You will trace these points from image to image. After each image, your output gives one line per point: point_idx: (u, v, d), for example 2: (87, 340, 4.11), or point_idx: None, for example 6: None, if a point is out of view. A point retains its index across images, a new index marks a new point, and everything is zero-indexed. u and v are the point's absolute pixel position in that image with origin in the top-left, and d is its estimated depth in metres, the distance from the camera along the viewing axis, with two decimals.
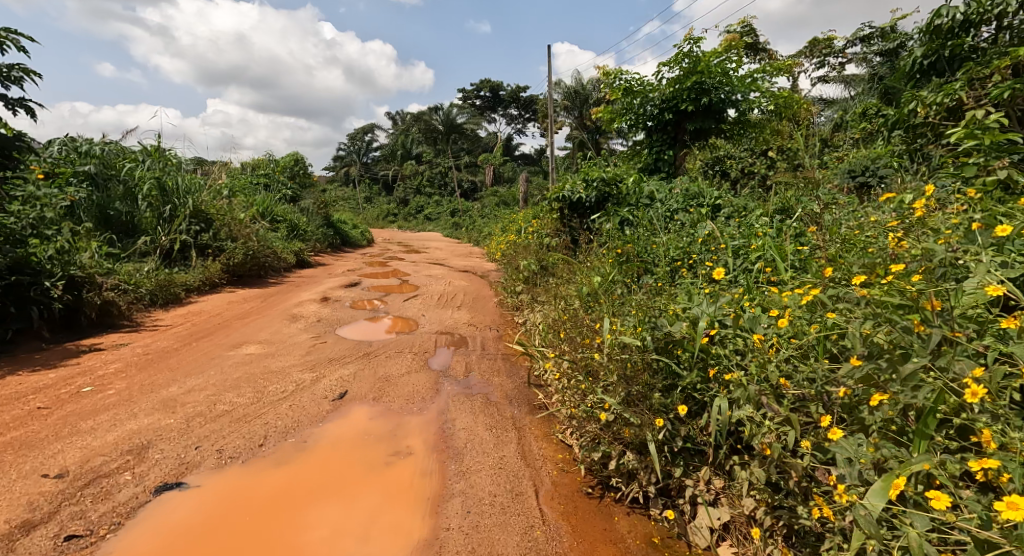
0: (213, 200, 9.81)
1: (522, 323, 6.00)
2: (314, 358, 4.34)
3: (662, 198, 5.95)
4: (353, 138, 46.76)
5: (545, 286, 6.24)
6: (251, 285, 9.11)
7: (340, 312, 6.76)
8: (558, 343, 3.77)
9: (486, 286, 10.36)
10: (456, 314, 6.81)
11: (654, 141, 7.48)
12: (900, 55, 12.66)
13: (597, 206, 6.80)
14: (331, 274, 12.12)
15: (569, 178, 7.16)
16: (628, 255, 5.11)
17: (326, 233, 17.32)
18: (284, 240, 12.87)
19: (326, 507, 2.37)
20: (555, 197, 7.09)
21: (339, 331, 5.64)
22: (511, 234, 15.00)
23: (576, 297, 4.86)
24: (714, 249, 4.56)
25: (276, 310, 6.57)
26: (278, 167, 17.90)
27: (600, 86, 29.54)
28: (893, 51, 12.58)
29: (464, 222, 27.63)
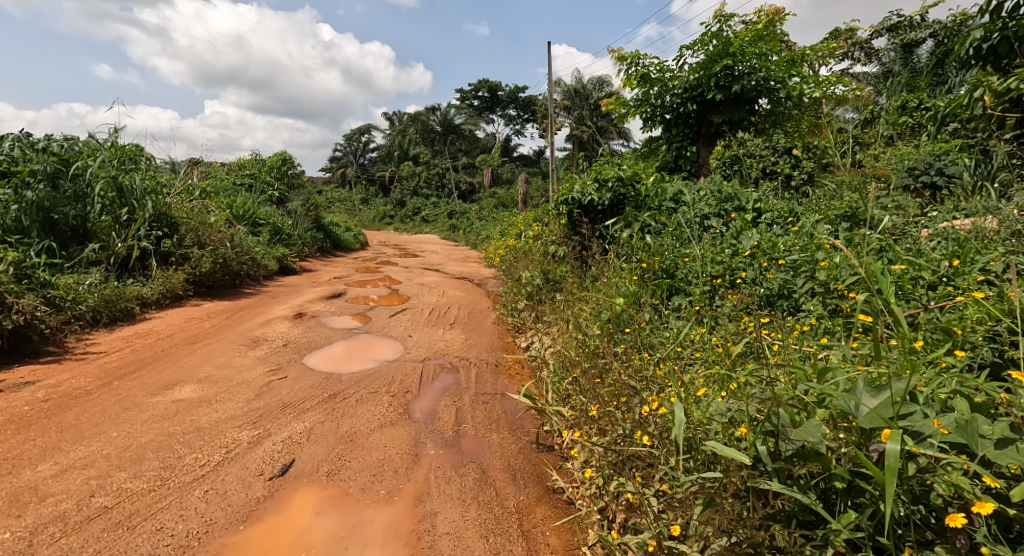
0: (181, 202, 8.88)
1: (526, 348, 5.11)
2: (262, 404, 3.41)
3: (691, 202, 5.05)
4: (348, 138, 45.85)
5: (554, 306, 5.34)
6: (221, 296, 8.22)
7: (315, 333, 5.86)
8: (585, 414, 2.92)
9: (484, 296, 9.47)
10: (450, 334, 5.90)
11: (674, 137, 6.59)
12: (918, 50, 11.99)
13: (611, 211, 5.89)
14: (316, 282, 11.21)
15: (578, 178, 6.26)
16: (654, 271, 4.27)
17: (314, 236, 16.39)
18: (265, 245, 11.95)
19: (327, 514, 2.27)
20: (562, 199, 6.19)
21: (306, 360, 4.74)
22: (511, 238, 14.12)
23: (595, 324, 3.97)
24: (764, 263, 3.71)
25: (239, 329, 5.67)
26: (264, 166, 16.94)
27: (601, 85, 28.80)
28: (914, 45, 11.86)
29: (461, 224, 26.80)
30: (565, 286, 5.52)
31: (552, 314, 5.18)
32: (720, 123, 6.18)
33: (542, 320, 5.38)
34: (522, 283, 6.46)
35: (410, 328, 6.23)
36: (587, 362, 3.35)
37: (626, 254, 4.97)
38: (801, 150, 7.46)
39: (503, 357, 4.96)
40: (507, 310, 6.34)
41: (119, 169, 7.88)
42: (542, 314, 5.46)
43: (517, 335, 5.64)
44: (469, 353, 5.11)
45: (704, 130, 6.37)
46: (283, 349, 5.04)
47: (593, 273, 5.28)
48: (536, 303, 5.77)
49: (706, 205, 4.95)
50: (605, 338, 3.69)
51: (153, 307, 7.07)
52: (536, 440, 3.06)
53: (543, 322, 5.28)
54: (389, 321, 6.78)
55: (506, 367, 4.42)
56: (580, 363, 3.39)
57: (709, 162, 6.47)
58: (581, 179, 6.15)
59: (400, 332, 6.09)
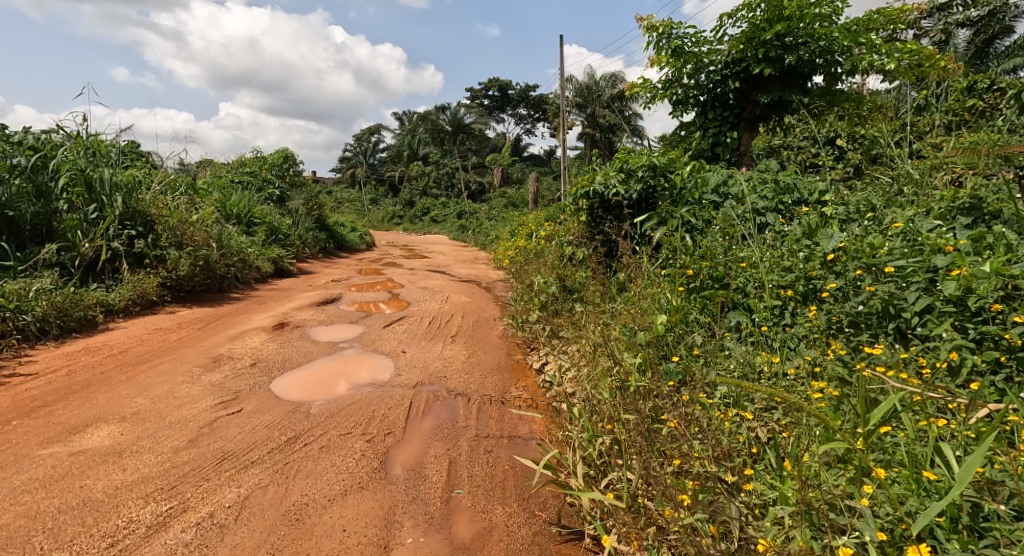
0: (161, 198, 8.13)
1: (541, 371, 4.27)
2: (193, 456, 2.59)
3: (742, 196, 4.15)
4: (358, 137, 45.29)
5: (576, 321, 4.47)
6: (202, 302, 7.48)
7: (294, 349, 5.03)
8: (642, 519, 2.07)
9: (492, 302, 8.62)
10: (451, 351, 5.06)
11: (710, 122, 5.69)
12: (952, 44, 11.29)
13: (641, 206, 5.01)
14: (312, 286, 10.44)
15: (601, 168, 5.39)
16: (701, 280, 3.40)
17: (316, 236, 15.67)
18: (260, 245, 11.21)
19: None
20: (581, 194, 5.32)
21: (274, 386, 3.92)
22: (521, 239, 13.26)
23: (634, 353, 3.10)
24: (854, 269, 2.80)
25: (205, 344, 4.87)
26: (265, 163, 16.22)
27: (615, 81, 27.99)
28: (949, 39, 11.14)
29: (470, 224, 26.04)
30: (587, 296, 4.64)
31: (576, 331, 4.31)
32: (767, 103, 5.26)
33: (561, 337, 4.51)
34: (535, 291, 5.62)
35: (406, 343, 5.39)
36: (627, 414, 2.51)
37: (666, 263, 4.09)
38: (854, 138, 6.54)
39: (513, 381, 4.11)
40: (519, 322, 5.50)
41: (89, 161, 7.13)
42: (560, 328, 4.60)
43: (529, 353, 4.78)
44: (473, 376, 4.26)
45: (747, 113, 5.47)
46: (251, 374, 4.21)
47: (624, 284, 4.41)
48: (551, 314, 4.90)
49: (761, 197, 4.06)
50: (647, 374, 2.80)
51: (120, 315, 6.32)
52: (555, 520, 2.29)
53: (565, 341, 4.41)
54: (382, 332, 5.94)
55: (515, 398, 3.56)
56: (618, 414, 2.55)
57: (752, 149, 5.58)
58: (605, 170, 5.28)
59: (392, 347, 5.24)
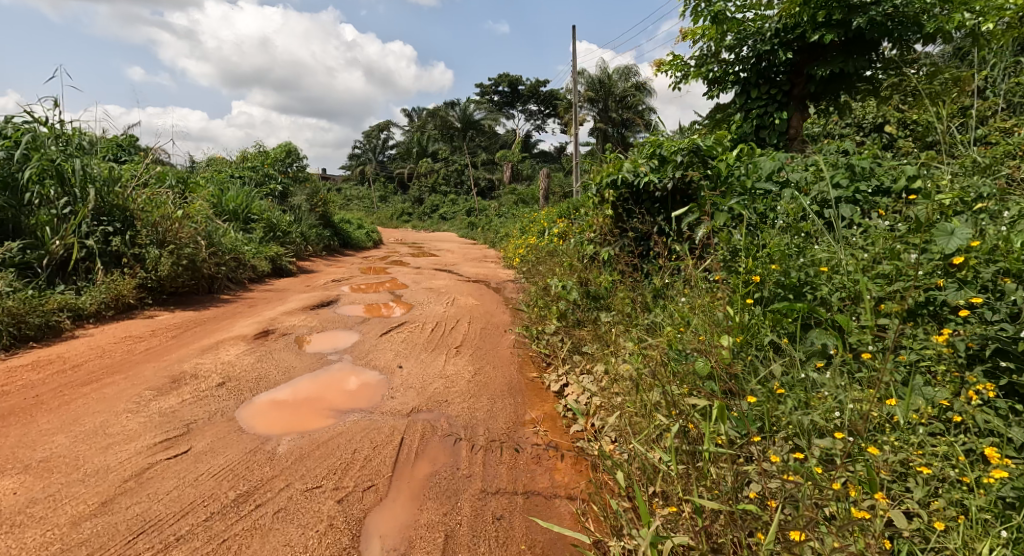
0: (144, 191, 7.52)
1: (561, 396, 3.58)
2: (97, 534, 1.99)
3: (806, 184, 3.45)
4: (366, 134, 44.69)
5: (604, 336, 3.74)
6: (186, 305, 6.85)
7: (274, 363, 4.36)
8: None
9: (502, 306, 7.93)
10: (455, 366, 4.38)
11: (754, 101, 4.96)
12: None
13: (678, 199, 4.29)
14: (311, 287, 9.80)
15: (630, 155, 4.66)
16: (769, 289, 2.68)
17: (319, 233, 15.05)
18: (257, 243, 10.59)
19: None
20: (607, 184, 4.61)
21: (240, 415, 3.25)
22: (532, 236, 12.59)
23: (693, 385, 2.38)
24: (993, 274, 2.08)
25: (170, 358, 4.20)
26: (268, 157, 15.49)
27: (628, 75, 27.26)
28: None
29: (480, 222, 25.40)
30: (615, 303, 3.92)
31: (606, 349, 3.60)
32: (824, 77, 4.55)
33: (587, 354, 3.79)
34: (553, 296, 4.91)
35: (404, 356, 4.71)
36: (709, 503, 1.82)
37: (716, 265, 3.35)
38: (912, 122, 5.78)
39: (528, 409, 3.42)
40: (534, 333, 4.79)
41: (64, 150, 6.51)
42: (585, 343, 3.88)
43: (546, 371, 4.08)
44: (479, 400, 3.57)
45: (798, 89, 4.75)
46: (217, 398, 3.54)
47: (663, 292, 3.68)
48: (572, 325, 4.18)
49: (830, 184, 3.35)
50: (718, 421, 2.09)
51: (91, 320, 5.70)
52: None
53: (591, 360, 3.69)
54: (379, 342, 5.26)
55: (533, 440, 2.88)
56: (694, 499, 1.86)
57: (803, 131, 4.85)
58: (635, 157, 4.56)
59: (388, 361, 4.56)
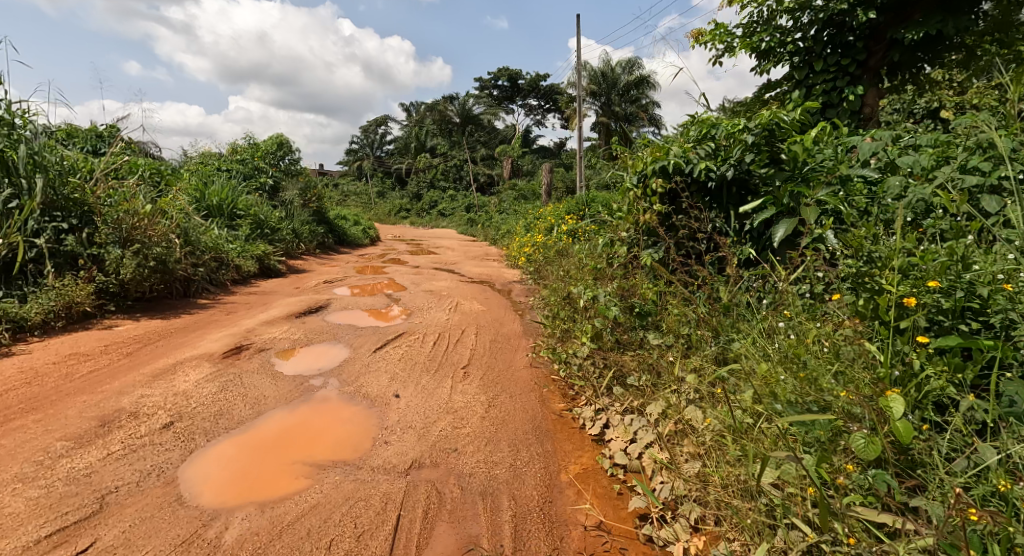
0: (109, 183, 6.69)
1: (609, 447, 2.79)
2: None
3: (922, 169, 2.68)
4: (364, 128, 43.72)
5: (666, 366, 2.94)
6: (154, 312, 6.02)
7: (242, 393, 3.53)
8: None
9: (511, 312, 7.14)
10: (464, 396, 3.61)
11: (818, 75, 4.22)
12: None
13: (740, 191, 3.50)
14: (300, 289, 8.96)
15: (678, 137, 3.85)
16: (928, 314, 1.83)
17: (312, 230, 14.20)
18: (242, 240, 9.74)
19: None
20: (651, 171, 3.82)
21: (184, 474, 2.47)
22: (538, 234, 11.86)
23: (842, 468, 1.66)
24: None
25: (108, 388, 3.36)
26: (258, 150, 14.53)
27: (631, 67, 26.57)
28: None
29: (480, 218, 24.61)
30: (671, 321, 3.13)
31: (672, 385, 2.80)
32: (909, 42, 3.81)
33: (641, 387, 3.00)
34: (582, 307, 4.14)
35: (402, 381, 3.92)
36: None
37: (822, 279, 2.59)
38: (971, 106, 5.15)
39: (562, 464, 2.68)
40: (567, 354, 4.00)
41: (10, 134, 5.65)
42: (635, 373, 3.09)
43: (581, 406, 3.32)
44: (499, 447, 2.81)
45: (874, 60, 4.02)
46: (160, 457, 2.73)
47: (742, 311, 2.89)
48: (614, 346, 3.38)
49: (960, 167, 2.57)
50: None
51: (36, 332, 4.86)
52: None
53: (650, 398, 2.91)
54: (372, 361, 4.46)
55: (579, 532, 2.15)
56: None
57: (879, 110, 4.12)
58: (685, 141, 3.75)
59: (382, 387, 3.77)
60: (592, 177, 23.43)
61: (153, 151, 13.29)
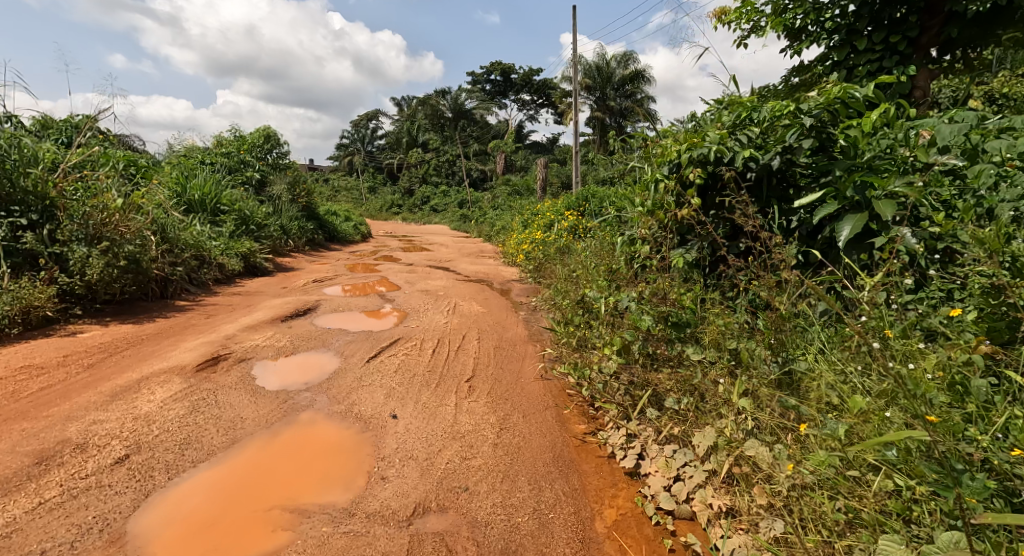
0: (77, 175, 6.15)
1: (648, 485, 2.37)
2: None
3: (1019, 156, 2.28)
4: (355, 123, 43.00)
5: (714, 388, 2.52)
6: (126, 316, 5.52)
7: (214, 415, 3.06)
8: None
9: (513, 314, 6.69)
10: (471, 418, 3.18)
11: (861, 55, 3.81)
12: None
13: (786, 183, 3.09)
14: (287, 289, 8.46)
15: (713, 121, 3.41)
16: None
17: (300, 227, 13.64)
18: (225, 237, 9.20)
19: None
20: (681, 161, 3.36)
21: (133, 529, 2.06)
22: (536, 230, 11.43)
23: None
24: None
25: (56, 411, 2.86)
26: (244, 143, 13.89)
27: (626, 61, 26.17)
28: None
29: (472, 214, 24.12)
30: (714, 334, 2.71)
31: (725, 411, 2.39)
32: (969, 17, 3.40)
33: (683, 412, 2.57)
34: (601, 314, 3.71)
35: (398, 398, 3.47)
36: None
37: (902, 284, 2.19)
38: (1013, 93, 4.77)
39: (595, 508, 2.26)
40: (586, 367, 3.57)
41: None
42: (674, 395, 2.66)
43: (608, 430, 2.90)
44: (517, 485, 2.40)
45: (927, 38, 3.61)
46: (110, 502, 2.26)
47: (803, 324, 2.47)
48: (645, 361, 2.94)
49: None
50: None
51: None
52: None
53: (697, 426, 2.48)
54: (364, 373, 4.01)
55: None
56: None
57: (929, 93, 3.71)
58: (721, 125, 3.31)
59: (377, 407, 3.33)
60: (588, 172, 22.97)
61: (133, 143, 12.65)
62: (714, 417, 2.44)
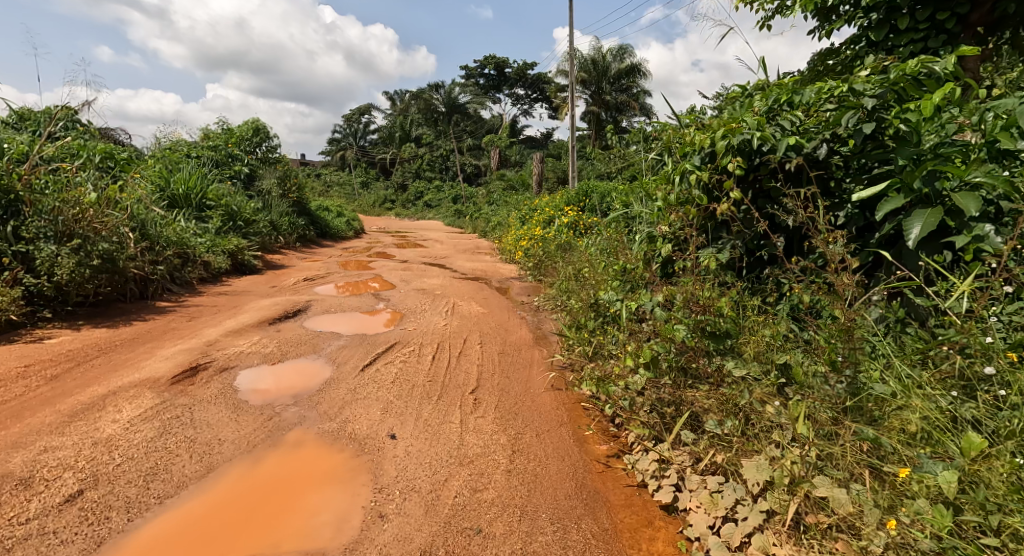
0: (47, 167, 5.73)
1: (691, 524, 2.06)
2: None
3: None
4: (347, 117, 42.45)
5: (763, 409, 2.20)
6: (100, 319, 5.13)
7: (188, 436, 2.69)
8: None
9: (516, 315, 6.34)
10: (478, 438, 2.86)
11: (902, 35, 3.49)
12: None
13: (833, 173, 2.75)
14: (277, 287, 8.07)
15: (747, 106, 3.07)
16: None
17: (291, 222, 13.21)
18: (211, 234, 8.79)
19: None
20: (712, 149, 3.00)
21: None
22: (535, 226, 11.08)
23: None
24: None
25: (2, 437, 2.50)
26: (232, 136, 13.39)
27: (623, 55, 25.77)
28: None
29: (467, 209, 23.73)
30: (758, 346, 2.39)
31: (779, 437, 2.07)
32: None
33: (727, 437, 2.25)
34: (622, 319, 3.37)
35: (397, 413, 3.14)
36: None
37: (992, 293, 1.87)
38: None
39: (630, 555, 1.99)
40: (605, 378, 3.24)
41: None
42: (714, 416, 2.34)
43: (635, 453, 2.58)
44: (538, 525, 2.11)
45: (977, 15, 3.30)
46: (56, 552, 1.91)
47: (866, 336, 2.16)
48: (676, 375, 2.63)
49: None
50: None
51: None
52: None
53: (744, 454, 2.16)
54: (358, 384, 3.67)
55: None
56: None
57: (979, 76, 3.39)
58: (757, 110, 2.97)
59: (374, 425, 2.99)
60: (584, 168, 22.61)
61: (115, 135, 12.14)
62: (764, 444, 2.13)
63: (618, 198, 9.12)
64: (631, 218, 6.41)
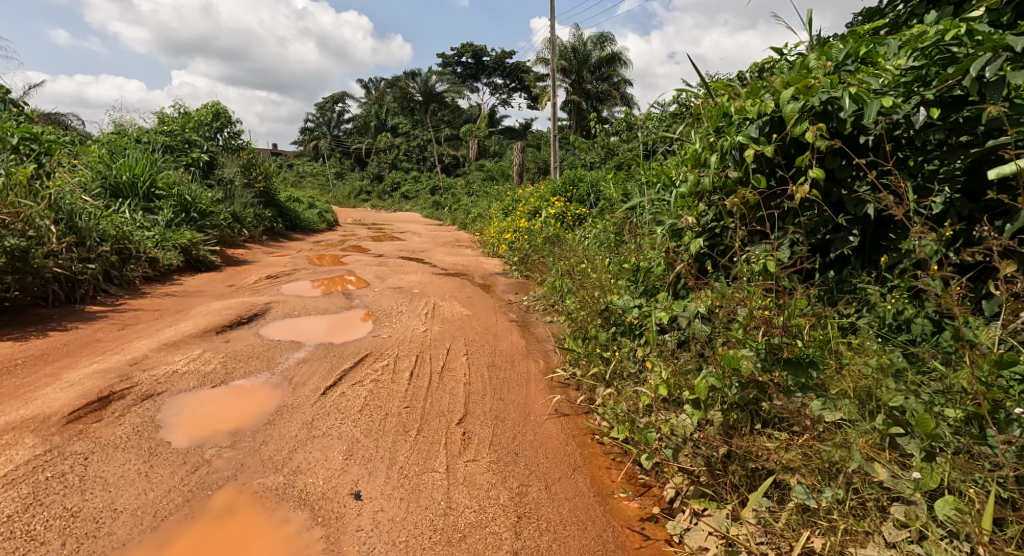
0: None
1: None
2: None
3: None
4: (320, 105, 41.02)
5: (877, 477, 1.56)
6: (8, 330, 4.29)
7: (67, 507, 2.02)
8: None
9: (504, 317, 5.65)
10: (469, 495, 2.19)
11: None
12: None
13: (925, 150, 2.13)
14: (235, 286, 7.23)
15: (811, 61, 2.41)
16: None
17: (256, 214, 12.26)
18: (160, 227, 7.88)
19: None
20: (771, 117, 2.33)
21: None
22: (519, 218, 10.38)
23: None
24: None
25: None
26: (190, 120, 12.30)
27: (603, 42, 25.12)
28: None
29: (445, 200, 22.90)
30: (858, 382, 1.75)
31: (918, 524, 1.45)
32: None
33: (825, 513, 1.60)
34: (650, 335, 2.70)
35: (363, 458, 2.45)
36: None
37: None
38: None
39: None
40: (631, 409, 2.57)
41: None
42: (803, 480, 1.68)
43: (683, 520, 1.94)
44: None
45: None
46: None
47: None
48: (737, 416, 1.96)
49: None
50: None
51: None
52: None
53: (853, 539, 1.52)
54: (316, 415, 2.94)
55: None
56: None
57: None
58: (825, 67, 2.31)
59: (332, 477, 2.29)
60: (566, 158, 21.88)
61: (57, 118, 11.01)
62: (889, 528, 1.50)
63: (609, 188, 8.47)
64: (632, 209, 5.73)
